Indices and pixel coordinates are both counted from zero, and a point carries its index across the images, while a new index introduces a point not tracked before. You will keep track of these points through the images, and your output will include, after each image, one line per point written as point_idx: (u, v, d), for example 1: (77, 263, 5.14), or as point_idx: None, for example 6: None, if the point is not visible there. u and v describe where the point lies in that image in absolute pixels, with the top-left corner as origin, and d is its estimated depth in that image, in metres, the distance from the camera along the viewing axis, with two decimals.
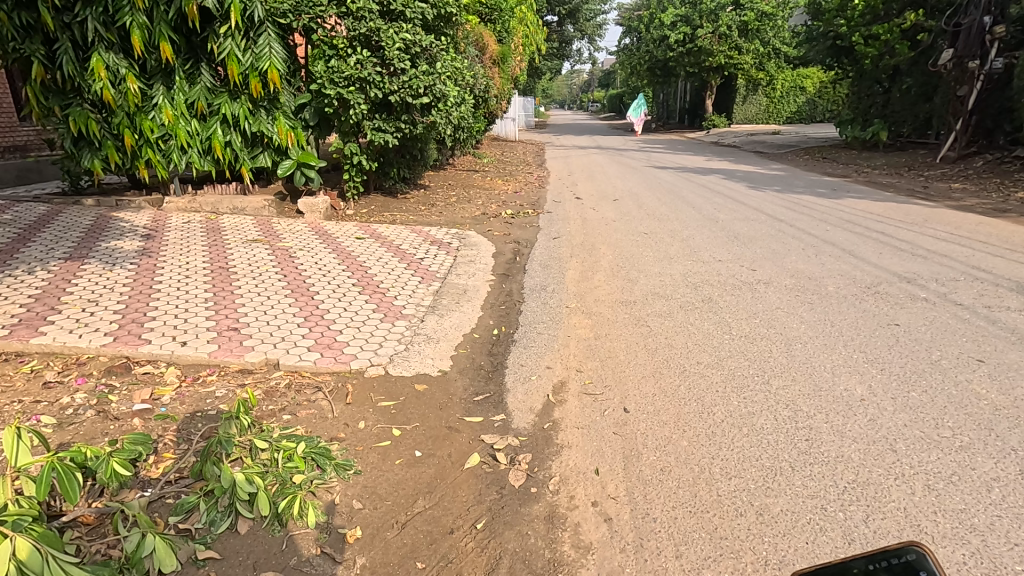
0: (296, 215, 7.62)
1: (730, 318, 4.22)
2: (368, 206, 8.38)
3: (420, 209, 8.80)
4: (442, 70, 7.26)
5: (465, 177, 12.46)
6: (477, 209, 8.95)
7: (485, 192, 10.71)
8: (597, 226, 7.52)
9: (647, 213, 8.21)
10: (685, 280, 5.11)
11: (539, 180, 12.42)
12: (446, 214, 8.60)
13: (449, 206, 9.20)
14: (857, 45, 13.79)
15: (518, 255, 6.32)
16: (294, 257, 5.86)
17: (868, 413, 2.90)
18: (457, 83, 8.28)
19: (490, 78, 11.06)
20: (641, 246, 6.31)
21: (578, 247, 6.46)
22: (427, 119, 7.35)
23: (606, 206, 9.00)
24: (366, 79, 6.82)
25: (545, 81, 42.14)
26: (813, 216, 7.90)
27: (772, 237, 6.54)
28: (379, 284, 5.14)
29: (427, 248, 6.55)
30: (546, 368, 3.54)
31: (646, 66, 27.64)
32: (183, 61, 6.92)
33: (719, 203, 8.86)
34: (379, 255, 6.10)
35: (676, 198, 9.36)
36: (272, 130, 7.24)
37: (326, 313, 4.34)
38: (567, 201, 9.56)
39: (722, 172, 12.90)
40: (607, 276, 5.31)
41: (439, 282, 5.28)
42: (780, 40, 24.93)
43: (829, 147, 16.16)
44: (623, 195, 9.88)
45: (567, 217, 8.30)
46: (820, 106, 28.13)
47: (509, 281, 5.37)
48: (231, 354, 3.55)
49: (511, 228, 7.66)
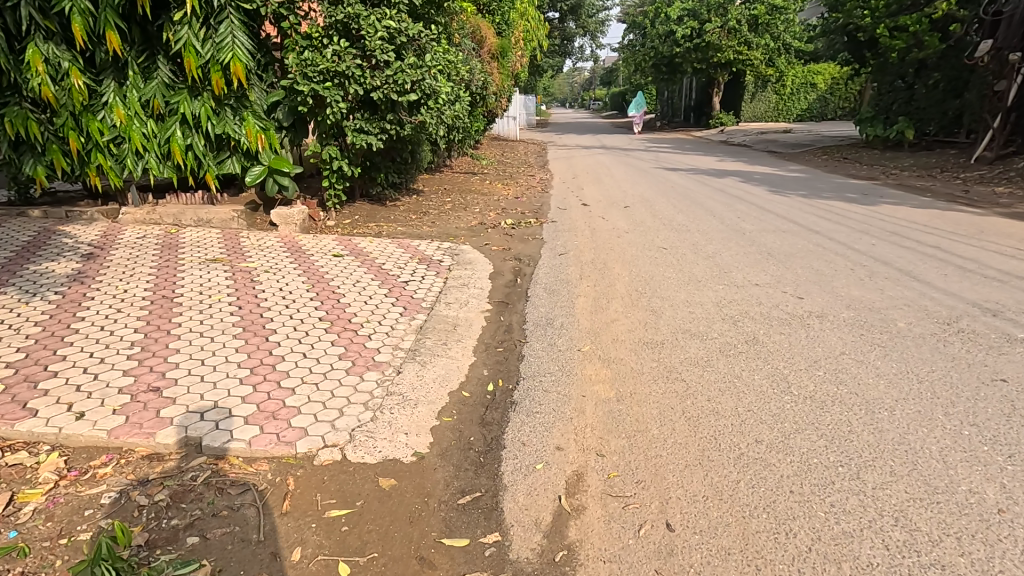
0: (269, 227, 6.76)
1: (784, 369, 3.36)
2: (351, 216, 7.52)
3: (410, 218, 7.95)
4: (432, 62, 6.38)
5: (462, 180, 11.59)
6: (474, 219, 8.09)
7: (483, 198, 9.84)
8: (609, 239, 6.66)
9: (663, 223, 7.33)
10: (720, 312, 4.24)
11: (542, 183, 11.54)
12: (438, 224, 7.74)
13: (443, 215, 8.33)
14: (882, 37, 12.80)
15: (519, 276, 5.46)
16: (255, 281, 4.99)
17: (1017, 538, 2.04)
18: (450, 78, 7.41)
19: (488, 73, 10.21)
20: (661, 265, 5.45)
21: (588, 266, 5.59)
22: (416, 119, 6.47)
23: (617, 214, 8.12)
24: (344, 73, 5.94)
25: (546, 79, 41.26)
26: (851, 225, 7.01)
27: (813, 254, 5.65)
28: (351, 318, 4.27)
29: (414, 267, 5.68)
30: (556, 450, 2.68)
31: (651, 63, 26.73)
32: (137, 53, 6.08)
33: (743, 211, 7.98)
34: (357, 278, 5.24)
35: (694, 205, 8.48)
36: (239, 132, 6.36)
37: (279, 363, 3.47)
38: (574, 208, 8.68)
39: (739, 174, 12.02)
40: (626, 305, 4.45)
41: (424, 314, 4.41)
42: (791, 35, 24.07)
43: (848, 147, 15.25)
44: (635, 201, 9.00)
45: (574, 227, 7.44)
46: (832, 104, 27.17)
47: (508, 312, 4.51)
48: (138, 432, 2.69)
49: (510, 241, 6.81)
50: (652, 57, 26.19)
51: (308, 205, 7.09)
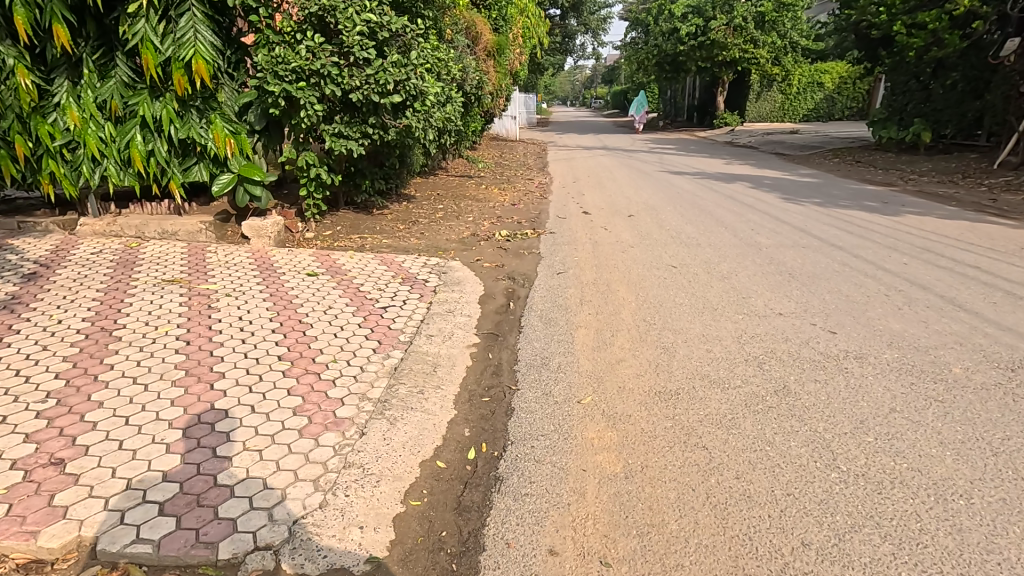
0: (240, 240, 6.20)
1: (825, 431, 2.80)
2: (333, 227, 6.96)
3: (397, 229, 7.37)
4: (418, 60, 5.80)
5: (457, 185, 11.04)
6: (465, 229, 7.52)
7: (478, 204, 9.28)
8: (611, 254, 6.09)
9: (671, 236, 6.75)
10: (741, 352, 3.68)
11: (540, 188, 10.96)
12: (428, 235, 7.18)
13: (432, 224, 7.75)
14: (898, 34, 12.13)
15: (512, 300, 4.90)
16: (212, 307, 4.42)
17: None
18: (439, 77, 6.84)
19: (484, 72, 9.65)
20: (670, 289, 4.89)
21: (590, 287, 5.03)
22: (401, 123, 5.90)
23: (619, 224, 7.55)
24: (320, 72, 5.35)
25: (546, 78, 40.59)
26: (877, 239, 6.43)
27: (839, 275, 5.08)
28: (316, 356, 3.70)
29: (396, 288, 5.11)
30: (549, 555, 2.11)
31: (653, 61, 26.05)
32: (92, 50, 5.51)
33: (756, 221, 7.40)
34: (330, 303, 4.66)
35: (703, 215, 7.89)
36: (206, 136, 5.78)
37: (219, 421, 2.90)
38: (573, 218, 8.09)
39: (748, 179, 11.45)
40: (632, 341, 3.89)
41: (400, 350, 3.83)
42: (798, 32, 23.49)
43: (860, 150, 14.64)
44: (639, 210, 8.41)
45: (574, 239, 6.87)
46: (839, 103, 26.54)
47: (497, 347, 3.95)
48: (17, 531, 2.13)
49: (504, 256, 6.23)
50: (655, 55, 25.55)
51: (285, 215, 6.52)
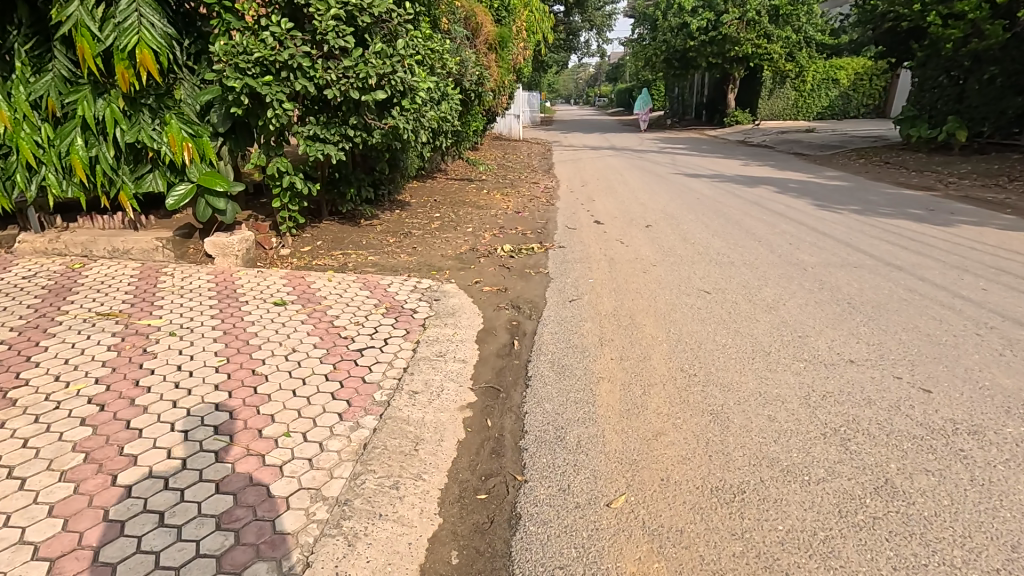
0: (203, 260, 5.38)
1: (964, 564, 1.96)
2: (313, 242, 6.13)
3: (386, 243, 6.54)
4: (405, 50, 4.96)
5: (456, 189, 10.22)
6: (464, 243, 6.68)
7: (478, 212, 8.46)
8: (632, 275, 5.24)
9: (697, 252, 5.91)
10: (815, 423, 2.83)
11: (547, 194, 10.13)
12: (420, 251, 6.35)
13: (427, 237, 6.92)
14: (933, 26, 11.30)
15: (516, 337, 4.07)
16: (147, 351, 3.57)
17: None
18: (432, 71, 6.01)
19: (485, 66, 8.83)
20: (706, 325, 4.05)
21: (610, 320, 4.21)
22: (388, 123, 5.07)
23: (635, 237, 6.71)
24: (288, 64, 4.51)
25: (550, 76, 39.72)
26: (938, 255, 5.57)
27: (909, 305, 4.23)
28: (264, 426, 2.86)
29: (377, 321, 4.27)
30: None
31: (661, 58, 25.04)
32: (23, 39, 4.70)
33: (792, 233, 6.53)
34: (294, 344, 3.82)
35: (730, 226, 7.04)
36: (160, 139, 4.96)
37: (106, 546, 2.07)
38: (584, 229, 7.26)
39: (771, 182, 10.59)
40: (670, 404, 3.05)
41: (374, 416, 2.99)
42: (813, 27, 22.57)
43: (886, 150, 13.74)
44: (657, 219, 7.57)
45: (587, 256, 6.02)
46: (855, 101, 25.56)
47: (499, 410, 3.12)
48: None
49: (506, 277, 5.40)
50: (663, 51, 24.67)
51: (256, 229, 5.70)
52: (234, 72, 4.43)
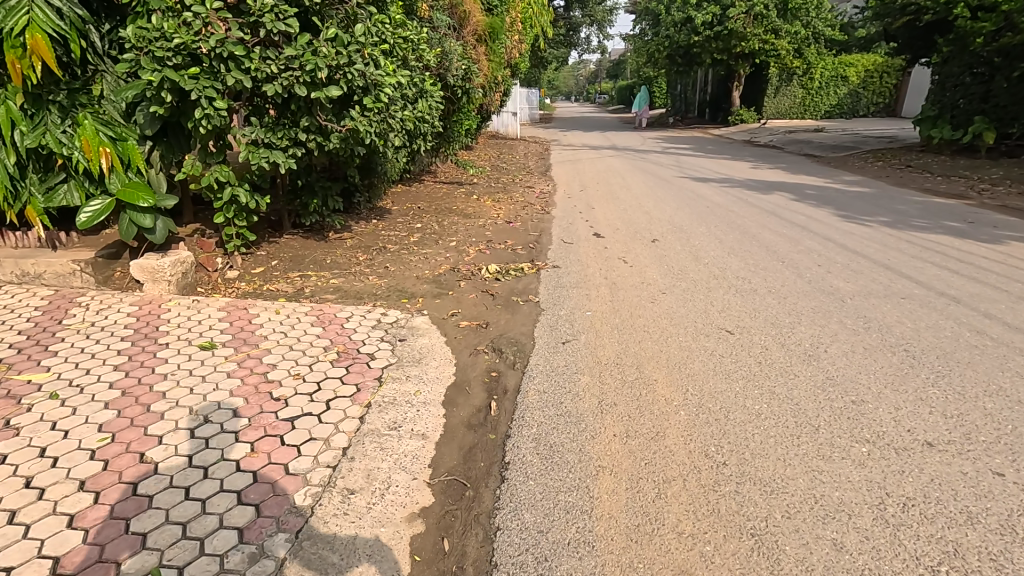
0: (131, 286, 4.56)
1: None
2: (268, 261, 5.31)
3: (354, 260, 5.71)
4: (365, 38, 4.14)
5: (444, 194, 9.41)
6: (444, 260, 5.86)
7: (465, 221, 7.65)
8: (637, 308, 4.42)
9: (713, 276, 5.08)
10: (901, 554, 2.02)
11: (542, 200, 9.29)
12: (394, 271, 5.52)
13: (403, 253, 6.09)
14: (961, 19, 10.49)
15: (494, 396, 3.25)
16: (9, 427, 2.74)
17: None
18: (405, 63, 5.18)
19: (475, 60, 8.03)
20: (733, 382, 3.23)
21: (612, 373, 3.40)
22: (347, 125, 4.25)
23: (640, 255, 5.89)
24: (218, 54, 3.67)
25: (549, 72, 38.77)
26: (996, 281, 4.76)
27: (983, 355, 3.42)
28: (125, 558, 2.03)
29: (323, 372, 3.43)
30: None
31: (665, 55, 24.16)
32: None
33: (819, 251, 5.72)
34: (208, 411, 2.97)
35: (748, 241, 6.21)
36: (71, 144, 4.12)
37: None
38: (582, 243, 6.45)
39: (786, 187, 9.77)
40: (695, 515, 2.24)
41: (288, 536, 2.16)
42: (822, 22, 21.77)
43: (905, 152, 12.92)
44: (664, 232, 6.76)
45: (584, 279, 5.20)
46: (865, 99, 24.66)
47: (462, 522, 2.30)
48: None
49: (489, 307, 4.58)
50: (666, 46, 23.77)
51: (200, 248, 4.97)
52: (150, 62, 3.59)
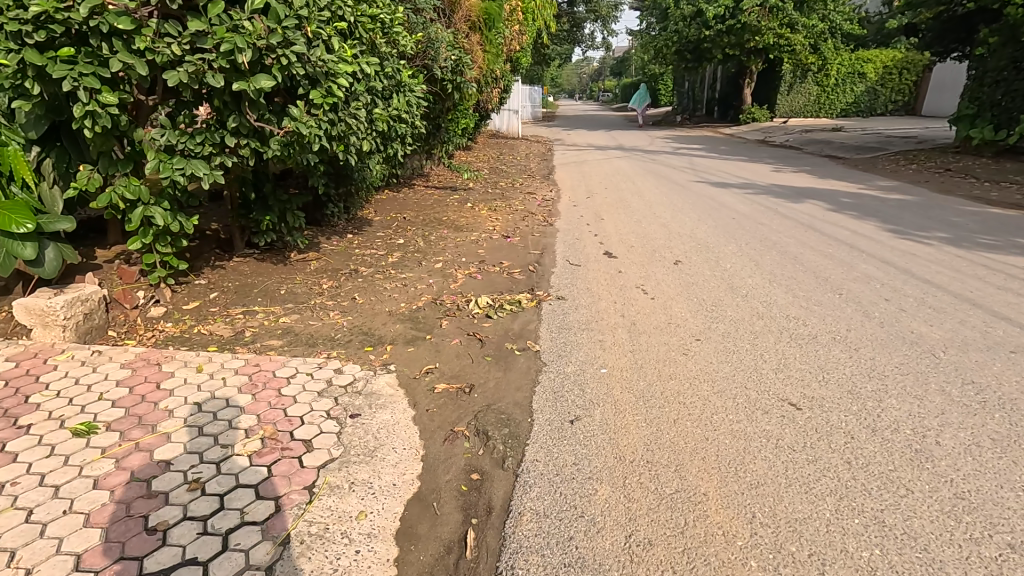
0: (18, 332, 3.58)
1: None
2: (206, 293, 4.31)
3: (316, 289, 4.72)
4: (309, 9, 3.12)
5: (434, 202, 8.43)
6: (426, 289, 4.86)
7: (456, 235, 6.67)
8: (665, 363, 3.44)
9: (756, 314, 4.08)
10: None
11: (544, 208, 8.27)
12: (363, 304, 4.53)
13: (377, 278, 5.09)
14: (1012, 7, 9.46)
15: (474, 519, 2.26)
16: None
17: None
18: (373, 50, 4.19)
19: (468, 50, 7.04)
20: (818, 501, 2.24)
21: (642, 479, 2.42)
22: (287, 126, 3.24)
23: (663, 282, 4.89)
24: (96, 28, 2.67)
25: (552, 69, 37.63)
26: None
27: None
28: None
29: (233, 477, 2.43)
30: None
31: (673, 50, 23.11)
32: None
33: (881, 279, 4.71)
34: (37, 560, 1.97)
35: (790, 265, 5.19)
36: None
37: None
38: (592, 265, 5.44)
39: (816, 194, 8.76)
40: None
41: None
42: (841, 16, 20.71)
43: (939, 154, 11.91)
44: (687, 250, 5.76)
45: (596, 316, 4.19)
46: (883, 97, 23.58)
47: None
48: None
49: (475, 359, 3.58)
50: (676, 41, 22.67)
51: (123, 276, 4.00)
52: (3, 40, 2.61)
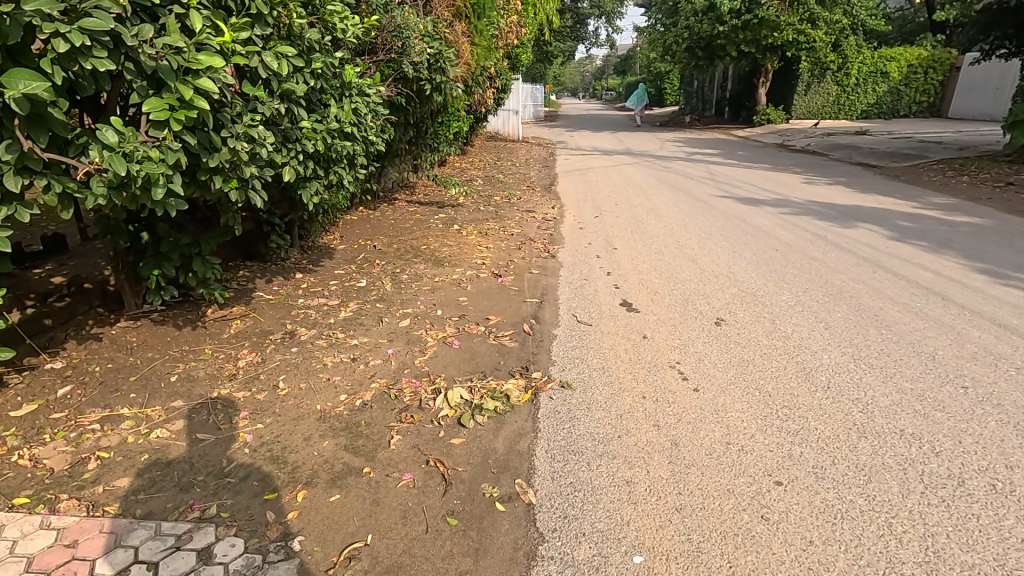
0: None
1: None
2: (56, 388, 3.00)
3: (227, 370, 3.40)
4: None
5: (415, 223, 7.13)
6: (381, 369, 3.54)
7: (434, 273, 5.36)
8: (738, 546, 2.11)
9: (854, 430, 2.77)
10: None
11: (544, 232, 6.95)
12: (288, 396, 3.20)
13: (318, 349, 3.77)
14: None
15: None
16: None
17: None
18: (297, 40, 2.90)
19: (451, 40, 5.78)
20: None
21: None
22: (102, 157, 1.96)
23: (705, 359, 3.57)
24: None
25: (553, 69, 36.23)
26: None
27: None
28: None
29: None
30: None
31: (683, 47, 21.71)
32: None
33: (1012, 359, 3.39)
34: None
35: (871, 330, 3.87)
36: None
37: None
38: (606, 326, 4.12)
39: (866, 214, 7.44)
40: None
41: None
42: (867, 13, 19.24)
43: (991, 164, 10.58)
44: (730, 303, 4.46)
45: (617, 428, 2.88)
46: (906, 97, 22.21)
47: None
48: None
49: (432, 524, 2.26)
50: (686, 38, 21.35)
51: None
52: None
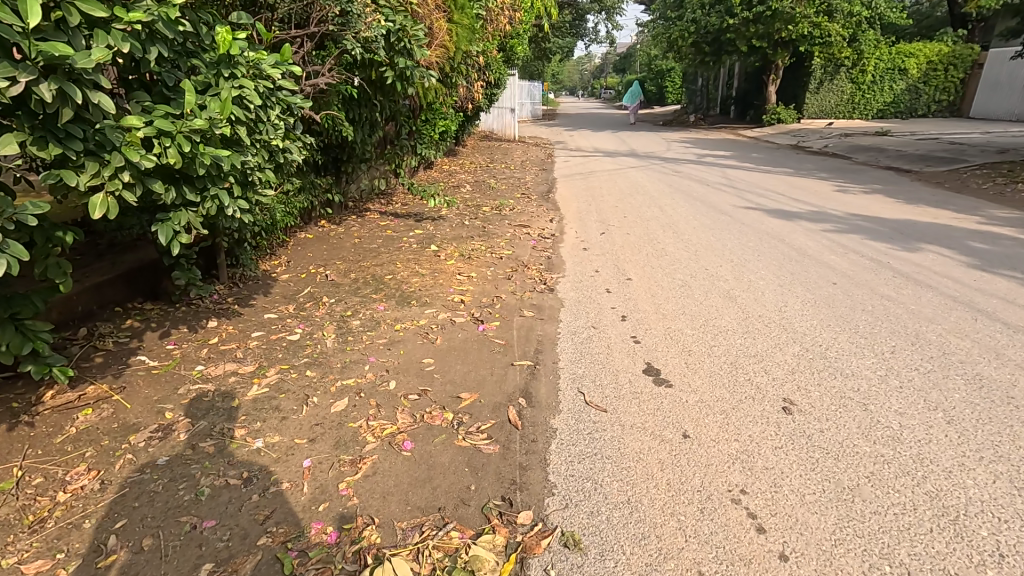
0: None
1: None
2: None
3: (32, 516, 2.16)
4: None
5: (383, 243, 5.88)
6: (283, 503, 2.28)
7: (396, 316, 4.10)
8: None
9: None
10: None
11: (540, 255, 5.70)
12: (112, 571, 1.95)
13: (199, 459, 2.51)
14: None
15: None
16: None
17: None
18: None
19: (419, 13, 4.56)
20: None
21: None
22: None
23: (784, 484, 2.34)
24: None
25: (551, 66, 34.90)
26: None
27: None
28: None
29: None
30: None
31: (690, 41, 20.44)
32: None
33: None
34: None
35: (1017, 429, 2.64)
36: None
37: None
38: (627, 413, 2.88)
39: (926, 232, 6.21)
40: None
41: None
42: (887, 5, 18.09)
43: None
44: (795, 371, 3.23)
45: None
46: (925, 96, 21.04)
47: None
48: None
49: None
50: (693, 32, 20.14)
51: None
52: None
